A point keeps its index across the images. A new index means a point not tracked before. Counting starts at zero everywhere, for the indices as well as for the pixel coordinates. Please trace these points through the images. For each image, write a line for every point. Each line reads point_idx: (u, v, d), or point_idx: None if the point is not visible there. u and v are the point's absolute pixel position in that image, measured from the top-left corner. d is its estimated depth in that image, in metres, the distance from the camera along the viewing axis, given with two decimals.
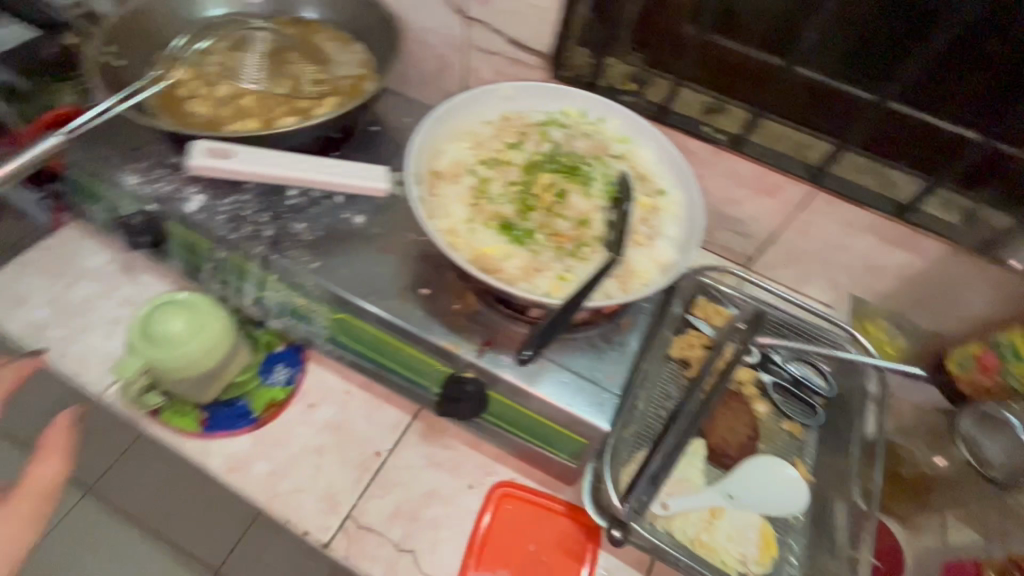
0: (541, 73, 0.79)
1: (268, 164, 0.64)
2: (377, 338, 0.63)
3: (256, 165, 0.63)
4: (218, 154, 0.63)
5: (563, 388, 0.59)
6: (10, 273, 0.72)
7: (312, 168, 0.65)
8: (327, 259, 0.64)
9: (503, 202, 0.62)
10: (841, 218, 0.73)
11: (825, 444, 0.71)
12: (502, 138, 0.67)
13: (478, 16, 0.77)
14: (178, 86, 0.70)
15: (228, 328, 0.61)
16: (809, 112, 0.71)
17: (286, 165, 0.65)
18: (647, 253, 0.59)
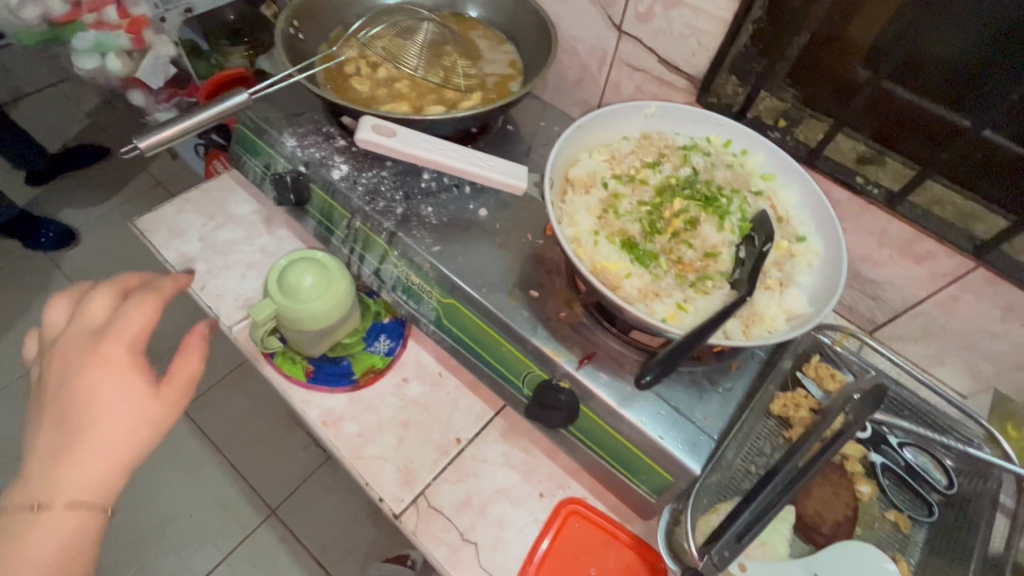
0: (686, 97, 0.78)
1: (422, 146, 0.65)
2: (480, 329, 0.65)
3: (413, 146, 0.65)
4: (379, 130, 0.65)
5: (657, 419, 0.57)
6: (174, 207, 0.81)
7: (457, 158, 0.66)
8: (448, 244, 0.67)
9: (630, 220, 0.62)
10: (1001, 300, 0.65)
11: (935, 546, 0.64)
12: (639, 156, 0.66)
13: (633, 33, 0.77)
14: (345, 63, 0.76)
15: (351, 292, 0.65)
16: (984, 182, 0.64)
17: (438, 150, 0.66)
18: (776, 300, 0.56)
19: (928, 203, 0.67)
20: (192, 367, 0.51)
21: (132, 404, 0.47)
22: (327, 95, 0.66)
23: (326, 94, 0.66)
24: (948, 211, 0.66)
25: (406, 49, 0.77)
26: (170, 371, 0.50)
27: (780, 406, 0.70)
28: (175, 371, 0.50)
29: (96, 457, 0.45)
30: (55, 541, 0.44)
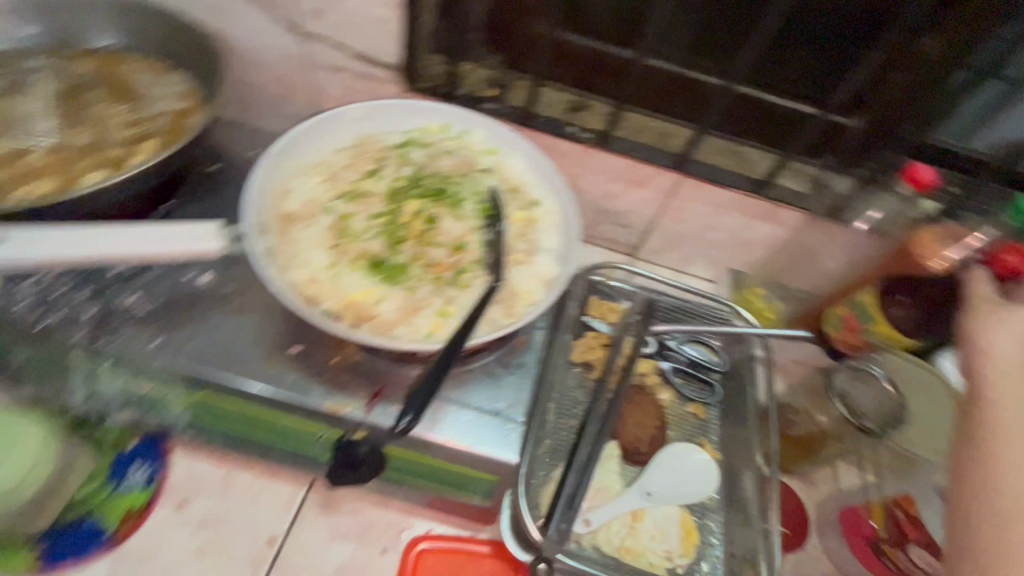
0: (395, 87, 0.73)
1: (53, 245, 0.51)
2: (247, 414, 0.55)
3: (35, 250, 0.50)
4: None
5: (464, 426, 0.55)
6: None
7: (102, 245, 0.51)
8: (171, 333, 0.55)
9: (368, 238, 0.57)
10: (708, 200, 0.76)
11: (727, 417, 0.73)
12: (358, 166, 0.61)
13: (314, 32, 0.69)
14: None
15: (52, 433, 0.54)
16: (667, 102, 0.71)
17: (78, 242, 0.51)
18: (529, 271, 0.57)
19: (633, 132, 0.73)
20: None
21: None
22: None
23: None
24: (648, 136, 0.73)
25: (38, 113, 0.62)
26: None
27: (580, 353, 0.73)
28: None
29: None
30: None
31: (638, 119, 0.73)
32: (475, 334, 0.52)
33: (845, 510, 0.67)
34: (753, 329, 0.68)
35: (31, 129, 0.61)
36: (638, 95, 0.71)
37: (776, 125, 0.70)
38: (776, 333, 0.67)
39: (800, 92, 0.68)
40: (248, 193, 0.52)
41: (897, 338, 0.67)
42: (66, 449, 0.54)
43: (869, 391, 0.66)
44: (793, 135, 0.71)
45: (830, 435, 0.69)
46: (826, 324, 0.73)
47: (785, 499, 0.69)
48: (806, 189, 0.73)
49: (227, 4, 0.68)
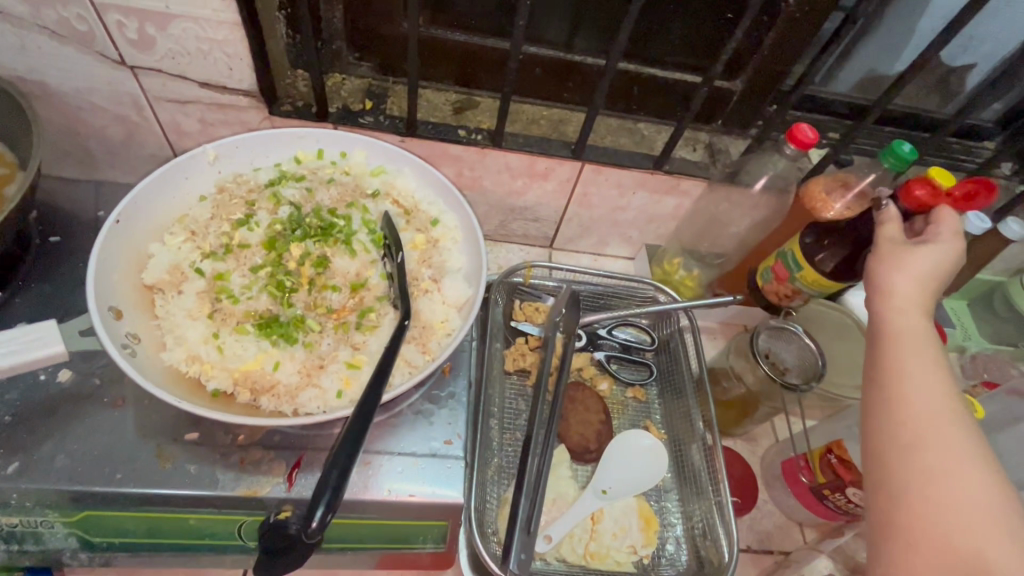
0: (259, 113, 0.65)
1: None
2: (145, 519, 0.48)
3: None
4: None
5: (400, 477, 0.51)
6: None
7: None
8: (32, 452, 0.47)
9: (251, 295, 0.50)
10: (613, 182, 0.74)
11: (665, 394, 0.74)
12: (225, 215, 0.54)
13: (144, 64, 0.59)
14: None
15: None
16: (552, 87, 0.70)
17: None
18: (438, 298, 0.53)
19: (524, 125, 0.71)
20: None
21: None
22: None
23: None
24: (540, 126, 0.71)
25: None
26: None
27: (512, 361, 0.71)
28: None
29: None
30: None
31: (530, 107, 0.72)
32: (393, 384, 0.48)
33: (785, 463, 0.69)
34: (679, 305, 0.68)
35: None
36: (522, 85, 0.70)
37: (663, 98, 0.71)
38: (702, 304, 0.68)
39: (678, 63, 0.69)
40: (90, 277, 0.45)
41: (822, 282, 0.66)
42: None
43: (790, 346, 0.69)
44: (679, 105, 0.72)
45: (758, 396, 0.69)
46: (760, 278, 0.73)
47: (731, 463, 0.72)
48: (702, 156, 0.74)
49: (23, 45, 0.56)
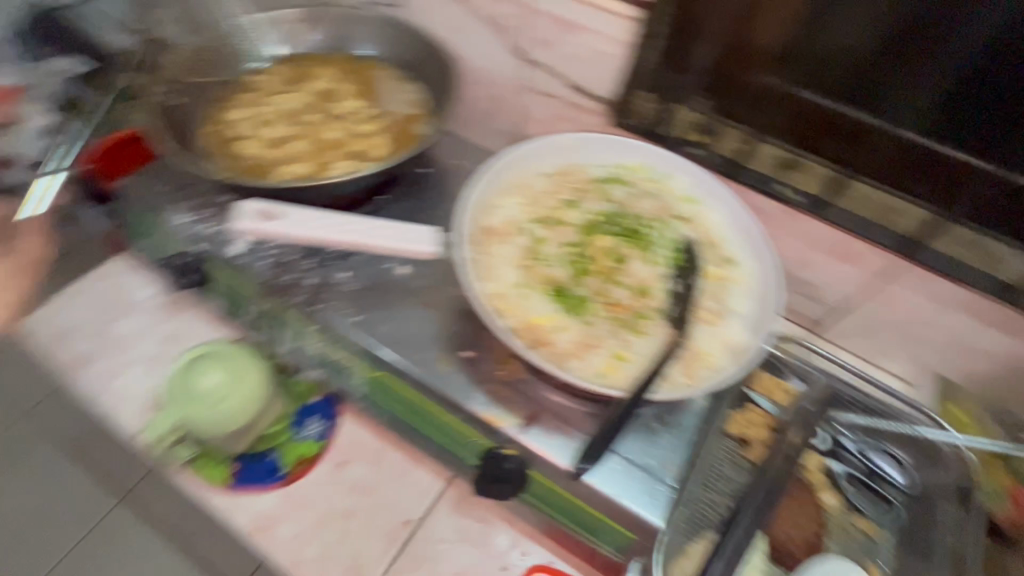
0: (601, 120, 0.75)
1: (315, 227, 0.63)
2: (414, 399, 0.60)
3: (305, 229, 0.62)
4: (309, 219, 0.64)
5: (611, 475, 0.54)
6: (61, 303, 0.72)
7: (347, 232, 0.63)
8: (368, 313, 0.62)
9: (556, 264, 0.58)
10: (931, 291, 0.65)
11: (908, 547, 0.62)
12: (559, 194, 0.62)
13: (536, 59, 0.73)
14: (230, 126, 0.69)
15: (265, 379, 0.60)
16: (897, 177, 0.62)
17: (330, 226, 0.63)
18: (715, 332, 0.54)
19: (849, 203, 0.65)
20: None
21: None
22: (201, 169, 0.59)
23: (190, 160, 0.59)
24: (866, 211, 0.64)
25: (302, 106, 0.73)
26: None
27: (737, 426, 0.64)
28: None
29: None
30: None
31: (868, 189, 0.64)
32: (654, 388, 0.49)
33: None
34: (952, 439, 0.62)
35: (297, 120, 0.71)
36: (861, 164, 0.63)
37: None
38: (981, 446, 0.62)
39: None
40: (462, 206, 0.56)
41: None
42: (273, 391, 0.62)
43: None
44: None
45: None
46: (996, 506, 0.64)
47: None
48: None
49: (467, 28, 0.76)
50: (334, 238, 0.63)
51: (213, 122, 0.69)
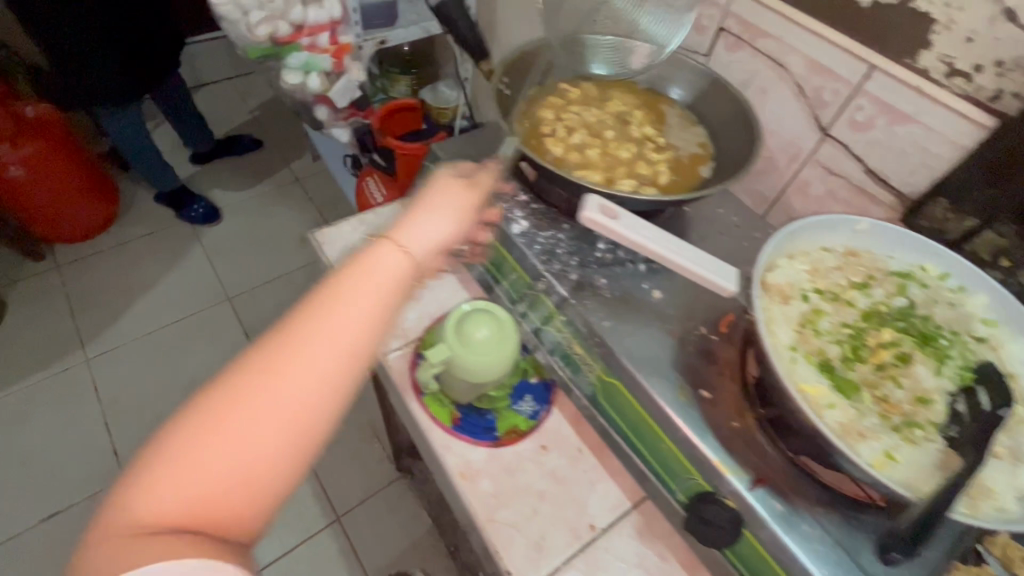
0: (888, 212, 0.73)
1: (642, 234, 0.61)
2: (639, 418, 0.61)
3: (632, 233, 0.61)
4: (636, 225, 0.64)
5: (834, 568, 0.51)
6: (350, 225, 0.85)
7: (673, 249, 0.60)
8: (619, 322, 0.65)
9: (830, 340, 0.57)
10: None
11: None
12: (846, 274, 0.61)
13: (839, 138, 0.74)
14: (543, 125, 0.77)
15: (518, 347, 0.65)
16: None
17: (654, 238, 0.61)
18: (1004, 473, 0.49)
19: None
20: (401, 257, 0.43)
21: (394, 250, 0.43)
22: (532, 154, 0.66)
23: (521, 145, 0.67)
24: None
25: (600, 122, 0.79)
26: (415, 224, 0.47)
27: None
28: (416, 226, 0.47)
29: (350, 297, 0.40)
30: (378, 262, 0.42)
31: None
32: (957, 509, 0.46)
33: None
34: None
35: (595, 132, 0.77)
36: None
37: None
38: None
39: None
40: (762, 255, 0.57)
41: None
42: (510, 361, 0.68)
43: None
44: None
45: None
46: None
47: None
48: None
49: (771, 90, 0.79)
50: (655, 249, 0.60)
51: (527, 117, 0.77)
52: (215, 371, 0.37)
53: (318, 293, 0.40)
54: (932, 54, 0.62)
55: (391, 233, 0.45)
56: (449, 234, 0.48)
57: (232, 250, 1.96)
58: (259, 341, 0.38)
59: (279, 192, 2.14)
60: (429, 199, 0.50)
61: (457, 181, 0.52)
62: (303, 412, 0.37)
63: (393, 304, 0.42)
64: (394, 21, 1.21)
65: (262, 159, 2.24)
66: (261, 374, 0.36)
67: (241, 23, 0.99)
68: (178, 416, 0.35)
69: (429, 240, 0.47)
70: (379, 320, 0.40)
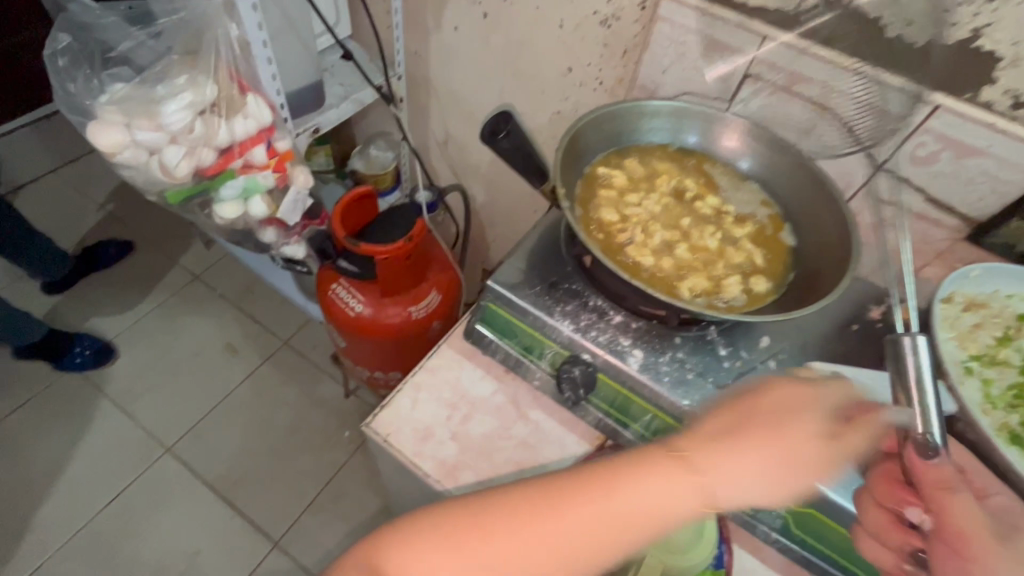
0: (954, 234, 0.74)
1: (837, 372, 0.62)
2: (851, 545, 0.56)
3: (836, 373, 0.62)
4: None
5: None
6: (408, 398, 0.69)
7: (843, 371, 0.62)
8: None
9: (1008, 409, 0.57)
10: None
11: None
12: (989, 330, 0.61)
13: (896, 171, 0.73)
14: (615, 233, 0.70)
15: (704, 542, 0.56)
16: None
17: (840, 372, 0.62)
18: None
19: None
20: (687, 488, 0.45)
21: (675, 489, 0.45)
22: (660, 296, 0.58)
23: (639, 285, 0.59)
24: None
25: (663, 213, 0.73)
26: (710, 458, 0.45)
27: None
28: (717, 473, 0.45)
29: (633, 499, 0.45)
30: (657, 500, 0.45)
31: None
32: None
33: None
34: None
35: (665, 225, 0.72)
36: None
37: None
38: None
39: None
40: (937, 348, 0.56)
41: None
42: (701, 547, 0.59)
43: None
44: None
45: None
46: None
47: None
48: None
49: (812, 131, 0.75)
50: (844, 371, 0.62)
51: (590, 230, 0.68)
52: (506, 485, 0.48)
53: (611, 467, 0.47)
54: (996, 89, 0.62)
55: (696, 455, 0.46)
56: (762, 485, 0.44)
57: (148, 388, 1.59)
58: (534, 490, 0.47)
59: (177, 297, 1.76)
60: (758, 420, 0.46)
61: (807, 402, 0.47)
62: (541, 560, 0.45)
63: (648, 515, 0.45)
64: (322, 102, 1.00)
65: (138, 262, 1.81)
66: (504, 525, 0.45)
67: (152, 166, 0.77)
68: (443, 516, 0.47)
69: (723, 484, 0.45)
70: (642, 531, 0.45)
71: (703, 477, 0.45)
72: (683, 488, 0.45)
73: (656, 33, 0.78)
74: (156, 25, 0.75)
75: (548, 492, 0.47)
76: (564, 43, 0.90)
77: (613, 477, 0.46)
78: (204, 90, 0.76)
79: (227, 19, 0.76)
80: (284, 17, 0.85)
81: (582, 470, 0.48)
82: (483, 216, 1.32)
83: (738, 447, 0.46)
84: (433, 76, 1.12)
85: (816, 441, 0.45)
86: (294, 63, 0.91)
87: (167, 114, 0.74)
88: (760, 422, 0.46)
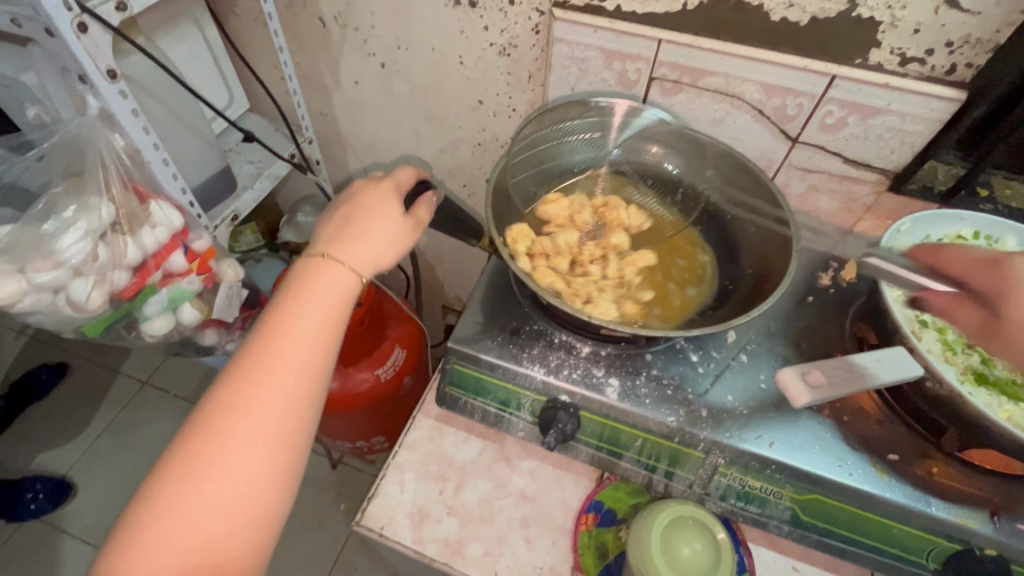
0: (877, 187, 0.76)
1: (842, 386, 0.57)
2: (855, 516, 0.57)
3: (845, 390, 0.57)
4: (799, 385, 0.59)
5: None
6: (394, 483, 0.66)
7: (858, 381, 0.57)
8: (776, 433, 0.59)
9: (968, 351, 0.60)
10: None
11: None
12: None
13: (812, 141, 0.75)
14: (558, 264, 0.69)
15: (664, 532, 0.55)
16: (972, 332, 0.54)
17: (844, 385, 0.57)
18: None
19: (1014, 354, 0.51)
20: (257, 462, 0.49)
21: (262, 461, 0.49)
22: (622, 328, 0.59)
23: (605, 321, 0.59)
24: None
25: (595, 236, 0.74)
26: (234, 472, 0.48)
27: None
28: (238, 473, 0.48)
29: (253, 438, 0.49)
30: (264, 462, 0.49)
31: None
32: None
33: None
34: None
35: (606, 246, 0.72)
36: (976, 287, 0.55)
37: None
38: None
39: None
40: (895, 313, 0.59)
41: None
42: (660, 545, 0.55)
43: None
44: None
45: None
46: None
47: None
48: None
49: (724, 119, 0.77)
50: (847, 389, 0.57)
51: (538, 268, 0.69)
52: (250, 330, 0.53)
53: (219, 415, 0.49)
54: (883, 50, 0.65)
55: (199, 462, 0.47)
56: (226, 518, 0.47)
57: (118, 516, 1.46)
58: (214, 404, 0.50)
59: (129, 411, 1.64)
60: (198, 456, 0.47)
61: (231, 469, 0.48)
62: (285, 436, 0.50)
63: (279, 460, 0.50)
64: (234, 187, 0.94)
65: (75, 385, 1.67)
66: (259, 375, 0.51)
67: (60, 304, 0.71)
68: (217, 400, 0.50)
69: (237, 481, 0.48)
70: (275, 448, 0.50)
71: (266, 466, 0.49)
72: (236, 515, 0.47)
73: (555, 53, 0.78)
74: (37, 149, 0.73)
75: (221, 422, 0.49)
76: (468, 78, 0.89)
77: (237, 431, 0.49)
78: (99, 213, 0.70)
79: (108, 131, 0.71)
80: (170, 114, 0.81)
81: (228, 438, 0.48)
82: (429, 256, 1.29)
83: (358, 238, 0.60)
84: (345, 131, 1.08)
85: (241, 505, 0.48)
86: (194, 156, 0.86)
87: (64, 249, 0.68)
88: (348, 222, 0.61)
